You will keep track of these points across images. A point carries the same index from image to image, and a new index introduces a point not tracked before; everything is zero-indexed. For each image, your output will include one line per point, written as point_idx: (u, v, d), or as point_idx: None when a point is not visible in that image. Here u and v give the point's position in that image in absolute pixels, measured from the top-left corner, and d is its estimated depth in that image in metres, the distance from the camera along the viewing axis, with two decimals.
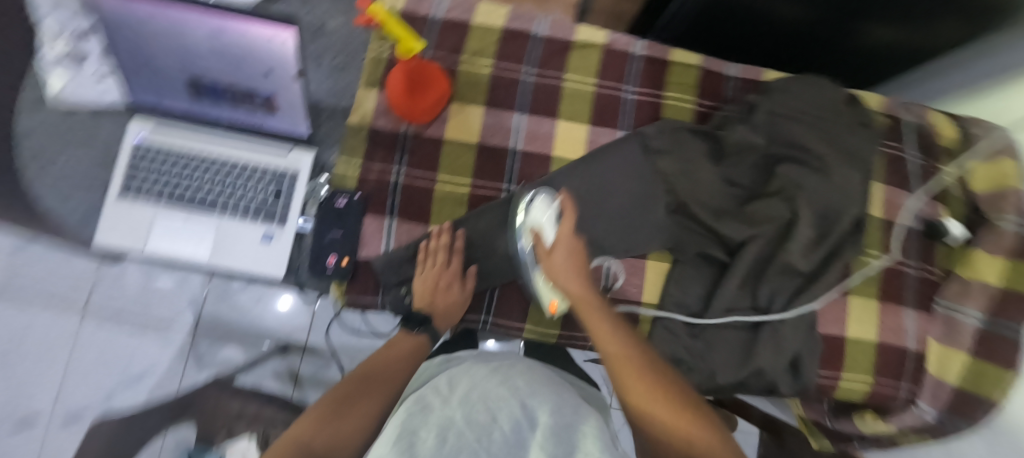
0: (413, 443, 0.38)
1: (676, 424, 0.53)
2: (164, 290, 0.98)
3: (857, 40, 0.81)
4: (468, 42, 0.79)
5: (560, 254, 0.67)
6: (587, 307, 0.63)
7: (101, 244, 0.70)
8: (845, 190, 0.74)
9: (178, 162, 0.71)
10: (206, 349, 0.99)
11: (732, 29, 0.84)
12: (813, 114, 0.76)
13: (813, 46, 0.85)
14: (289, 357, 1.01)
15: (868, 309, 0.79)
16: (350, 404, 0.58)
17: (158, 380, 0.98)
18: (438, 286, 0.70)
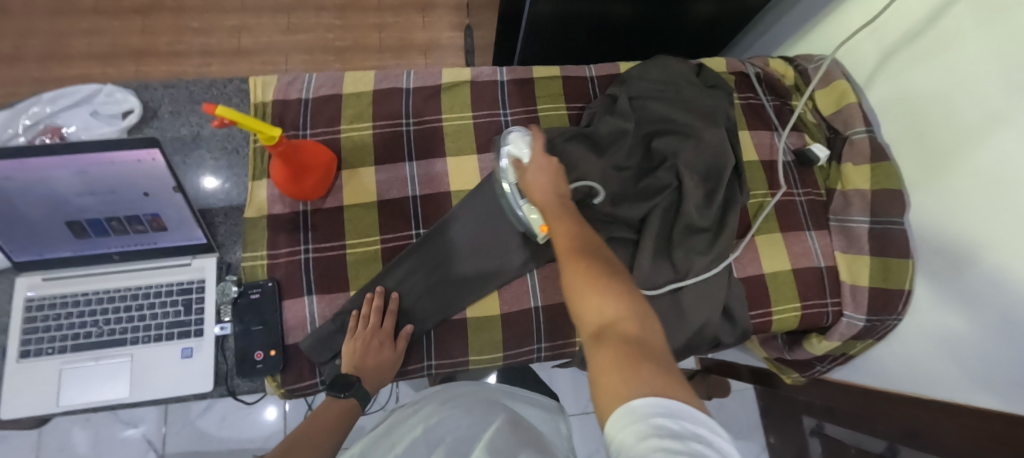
0: None
1: (599, 310, 0.49)
2: (120, 442, 1.04)
3: (687, 15, 0.90)
4: (344, 111, 0.81)
5: (533, 170, 0.68)
6: (548, 212, 0.63)
7: (9, 416, 0.66)
8: (714, 146, 0.82)
9: (77, 306, 0.69)
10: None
11: (581, 34, 0.90)
12: (667, 90, 0.85)
13: (654, 30, 0.93)
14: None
15: (774, 244, 0.85)
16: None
17: None
18: (370, 348, 0.69)
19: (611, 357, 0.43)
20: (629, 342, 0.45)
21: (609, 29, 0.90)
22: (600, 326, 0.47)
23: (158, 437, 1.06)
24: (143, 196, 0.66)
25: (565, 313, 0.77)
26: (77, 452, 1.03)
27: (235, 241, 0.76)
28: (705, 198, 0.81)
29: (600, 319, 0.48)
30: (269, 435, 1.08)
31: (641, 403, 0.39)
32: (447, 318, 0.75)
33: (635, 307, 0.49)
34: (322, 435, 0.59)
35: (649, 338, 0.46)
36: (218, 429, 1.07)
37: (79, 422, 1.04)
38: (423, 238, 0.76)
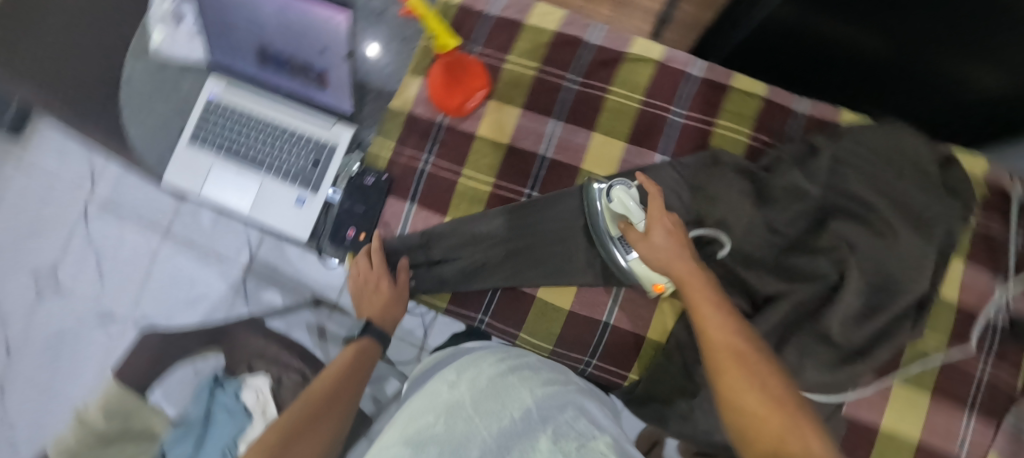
0: (425, 427, 0.50)
1: (782, 442, 0.42)
2: (228, 230, 1.27)
3: (944, 67, 0.67)
4: (518, 42, 0.77)
5: (657, 230, 0.58)
6: (707, 301, 0.52)
7: (168, 185, 0.80)
8: (911, 261, 0.64)
9: (239, 121, 0.79)
10: (256, 288, 1.25)
11: (789, 48, 0.75)
12: (888, 171, 0.67)
13: (892, 78, 0.72)
14: (319, 310, 1.23)
15: (913, 404, 0.68)
16: (307, 421, 0.57)
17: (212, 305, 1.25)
18: (372, 296, 0.73)
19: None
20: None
21: (826, 57, 0.73)
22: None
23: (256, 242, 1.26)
24: (319, 52, 0.71)
25: (632, 344, 0.72)
26: (203, 225, 1.27)
27: (373, 122, 0.78)
28: (861, 314, 0.65)
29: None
30: (329, 285, 1.23)
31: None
32: (515, 287, 0.73)
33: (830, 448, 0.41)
34: (345, 382, 0.64)
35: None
36: (298, 261, 1.25)
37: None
38: (532, 203, 0.73)
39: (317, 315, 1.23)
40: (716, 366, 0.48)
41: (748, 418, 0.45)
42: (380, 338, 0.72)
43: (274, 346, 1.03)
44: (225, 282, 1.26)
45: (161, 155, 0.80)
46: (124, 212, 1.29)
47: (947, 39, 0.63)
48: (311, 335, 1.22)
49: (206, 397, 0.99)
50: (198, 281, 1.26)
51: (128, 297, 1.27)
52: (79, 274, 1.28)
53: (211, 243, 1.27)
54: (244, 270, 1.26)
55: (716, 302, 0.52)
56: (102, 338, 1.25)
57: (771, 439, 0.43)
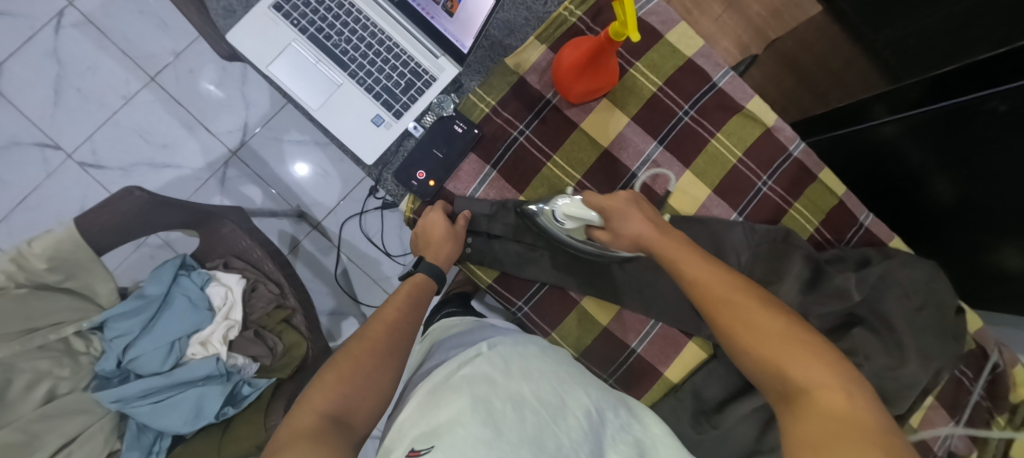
0: (492, 416, 0.41)
1: (800, 383, 0.45)
2: (231, 104, 1.12)
3: (974, 237, 0.75)
4: (650, 52, 0.75)
5: (622, 218, 0.58)
6: (697, 258, 0.53)
7: (228, 43, 0.69)
8: (908, 386, 0.72)
9: (336, 8, 0.70)
10: (237, 177, 1.12)
11: (876, 150, 0.81)
12: (913, 299, 0.74)
13: (934, 222, 0.80)
14: (299, 224, 1.14)
15: None
16: (362, 375, 0.46)
17: (182, 177, 1.11)
18: (437, 234, 0.66)
19: (838, 441, 0.40)
20: (854, 426, 0.40)
21: (897, 176, 0.80)
22: (808, 401, 0.43)
23: (253, 128, 1.13)
24: None
25: (649, 375, 0.74)
26: (202, 85, 1.11)
27: (479, 71, 0.73)
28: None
29: (804, 396, 0.44)
30: (319, 203, 1.14)
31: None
32: (564, 288, 0.72)
33: (843, 372, 0.44)
34: (405, 326, 0.53)
35: (878, 420, 0.41)
36: (298, 165, 1.14)
37: (214, 66, 1.11)
38: None
39: (296, 227, 1.14)
40: (720, 315, 0.50)
41: (758, 360, 0.47)
42: (433, 273, 0.65)
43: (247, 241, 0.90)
44: (205, 158, 1.12)
45: (229, 6, 0.68)
46: (105, 35, 1.08)
47: (994, 211, 0.70)
48: (283, 244, 1.13)
49: (168, 277, 0.86)
50: (172, 145, 1.11)
51: (81, 131, 1.08)
52: (28, 85, 1.07)
53: (204, 109, 1.11)
54: (231, 152, 1.12)
55: (699, 254, 0.54)
56: (38, 167, 1.07)
57: (784, 380, 0.45)
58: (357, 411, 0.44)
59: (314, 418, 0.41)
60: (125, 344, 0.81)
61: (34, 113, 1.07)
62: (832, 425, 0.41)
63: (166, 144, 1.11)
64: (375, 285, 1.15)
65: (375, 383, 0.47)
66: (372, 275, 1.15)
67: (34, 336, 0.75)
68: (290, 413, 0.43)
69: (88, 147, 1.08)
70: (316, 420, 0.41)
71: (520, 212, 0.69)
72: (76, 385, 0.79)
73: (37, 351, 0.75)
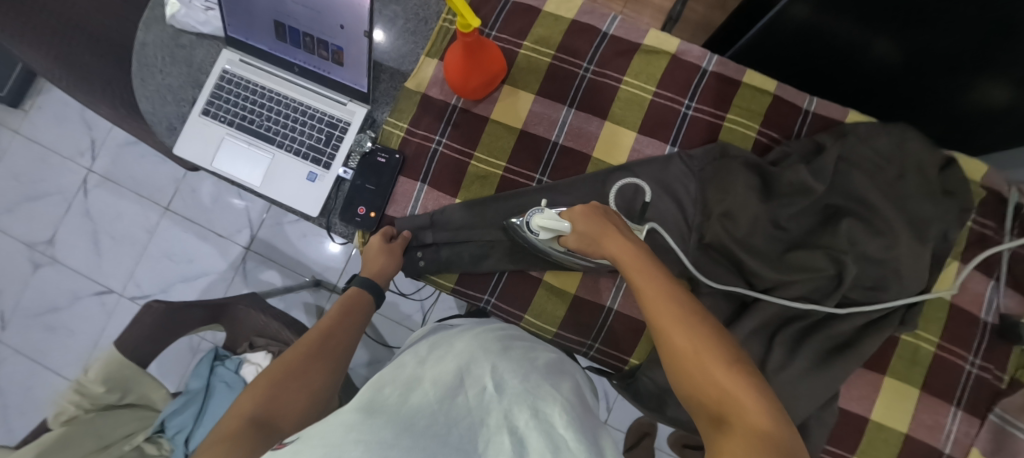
0: (373, 403, 0.41)
1: (719, 395, 0.46)
2: (230, 208, 1.26)
3: (944, 82, 0.69)
4: (535, 28, 0.78)
5: (579, 219, 0.61)
6: (649, 281, 0.54)
7: (178, 154, 0.79)
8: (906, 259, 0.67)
9: (254, 95, 0.79)
10: (255, 267, 1.25)
11: (797, 47, 0.77)
12: (888, 169, 0.69)
13: (893, 88, 0.75)
14: (318, 292, 1.24)
15: (903, 396, 0.71)
16: (291, 377, 0.52)
17: (209, 282, 1.25)
18: (375, 250, 0.71)
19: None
20: (770, 446, 0.41)
21: (832, 60, 0.76)
22: (736, 424, 0.44)
23: (255, 221, 1.25)
24: (338, 28, 0.68)
25: (634, 328, 0.74)
26: (203, 199, 1.26)
27: (387, 102, 0.79)
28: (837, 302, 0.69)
29: (729, 416, 0.45)
30: (329, 267, 1.24)
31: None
32: (523, 270, 0.74)
33: (765, 396, 0.45)
34: (338, 331, 0.60)
35: (791, 438, 0.43)
36: (299, 241, 1.25)
37: (209, 179, 1.26)
38: (542, 187, 0.74)
39: (316, 296, 1.24)
40: (668, 335, 0.50)
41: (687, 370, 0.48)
42: (368, 285, 0.68)
43: (263, 320, 1.00)
44: (223, 260, 1.25)
45: (171, 125, 0.80)
46: (121, 185, 1.27)
47: (964, 59, 0.65)
48: (309, 316, 1.23)
49: (205, 371, 0.99)
50: (196, 257, 1.25)
51: (123, 270, 1.26)
52: (74, 247, 1.27)
53: (211, 220, 1.26)
54: (243, 249, 1.25)
55: (650, 271, 0.55)
56: (97, 311, 1.25)
57: (714, 397, 0.46)
58: (284, 410, 0.50)
59: (237, 423, 0.47)
60: (185, 437, 0.92)
61: (85, 269, 1.26)
62: (749, 442, 0.42)
63: (190, 259, 1.25)
64: (399, 327, 1.18)
65: (304, 382, 0.53)
66: (392, 317, 1.18)
67: (110, 450, 0.86)
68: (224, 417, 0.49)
69: (131, 283, 1.25)
70: (241, 421, 0.47)
71: (507, 226, 0.71)
72: None
73: None
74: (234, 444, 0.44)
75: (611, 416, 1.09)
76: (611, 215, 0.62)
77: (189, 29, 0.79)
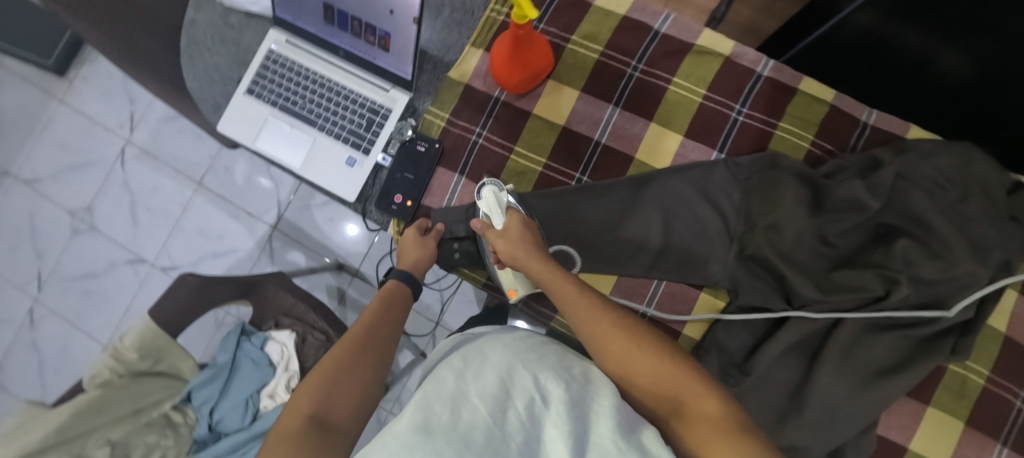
0: (427, 424, 0.41)
1: (670, 388, 0.50)
2: (263, 187, 1.27)
3: (1014, 98, 0.65)
4: (584, 23, 0.76)
5: (504, 240, 0.63)
6: (578, 302, 0.56)
7: (221, 132, 0.80)
8: (961, 285, 0.64)
9: (298, 76, 0.79)
10: (282, 247, 1.26)
11: (860, 58, 0.73)
12: (951, 191, 0.65)
13: (966, 102, 0.70)
14: (340, 275, 1.25)
15: (946, 429, 0.68)
16: (342, 374, 0.51)
17: (238, 259, 1.27)
18: (410, 243, 0.70)
19: (715, 442, 0.44)
20: (726, 424, 0.46)
21: (899, 70, 0.72)
22: (693, 414, 0.47)
23: (286, 202, 1.27)
24: (387, 13, 0.68)
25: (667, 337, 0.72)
26: (237, 177, 1.28)
27: (429, 91, 0.78)
28: (884, 325, 0.66)
29: (685, 407, 0.48)
30: (352, 252, 1.25)
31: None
32: None
33: (703, 382, 0.50)
34: (382, 326, 0.58)
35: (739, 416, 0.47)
36: (327, 225, 1.26)
37: (244, 158, 1.28)
38: (582, 187, 0.73)
39: (339, 279, 1.25)
40: (606, 345, 0.53)
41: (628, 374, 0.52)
42: (406, 279, 0.67)
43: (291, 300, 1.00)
44: (252, 239, 1.27)
45: (215, 103, 0.81)
46: (159, 159, 1.30)
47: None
48: (331, 297, 1.25)
49: (233, 345, 1.01)
50: (227, 234, 1.28)
51: (157, 242, 1.29)
52: (111, 217, 1.30)
53: (244, 198, 1.28)
54: (272, 228, 1.27)
55: (576, 289, 0.57)
56: (131, 280, 1.28)
57: (666, 392, 0.50)
58: (338, 408, 0.49)
59: (298, 420, 0.47)
60: (210, 408, 0.94)
61: (123, 238, 1.29)
62: (708, 424, 0.46)
63: (222, 235, 1.28)
64: (418, 317, 1.18)
65: (353, 378, 0.52)
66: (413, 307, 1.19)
67: (140, 415, 0.89)
68: (280, 417, 0.48)
69: (163, 254, 1.28)
70: (299, 421, 0.46)
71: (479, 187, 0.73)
72: (180, 451, 0.90)
73: (145, 427, 0.88)
74: (298, 445, 0.44)
75: None
76: (531, 232, 0.64)
77: (237, 7, 0.80)
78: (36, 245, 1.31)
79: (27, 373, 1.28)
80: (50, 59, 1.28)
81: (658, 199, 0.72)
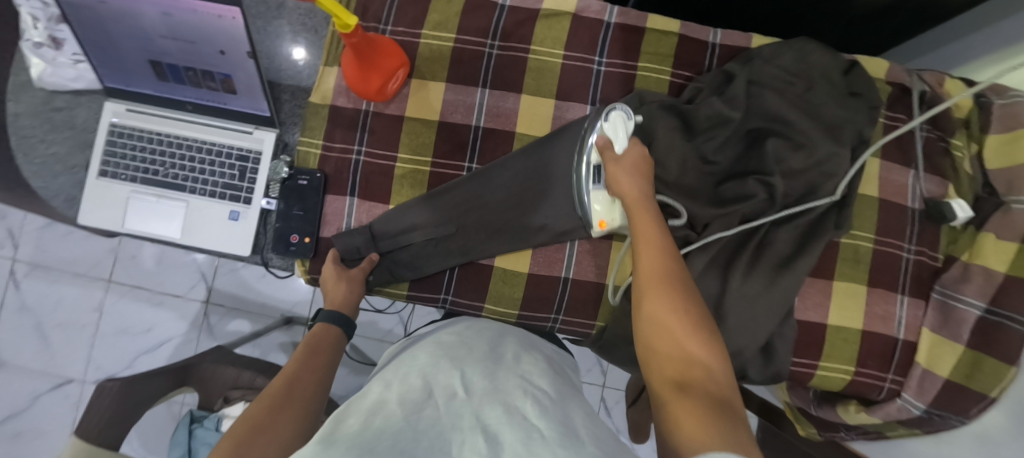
0: (333, 435, 0.41)
1: (689, 352, 0.49)
2: (173, 265, 1.19)
3: None
4: (430, 14, 0.75)
5: (626, 161, 0.63)
6: (654, 252, 0.55)
7: (85, 225, 0.74)
8: (827, 168, 0.70)
9: (152, 144, 0.73)
10: (221, 319, 1.19)
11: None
12: (798, 85, 0.70)
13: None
14: (292, 329, 1.19)
15: (852, 296, 0.74)
16: (258, 429, 0.48)
17: (178, 347, 1.18)
18: (332, 280, 0.69)
19: (701, 410, 0.44)
20: (717, 401, 0.45)
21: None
22: (692, 381, 0.47)
23: (210, 273, 1.20)
24: (219, 54, 0.65)
25: (595, 293, 0.74)
26: (147, 262, 1.19)
27: (295, 121, 0.76)
28: (778, 222, 0.71)
29: (689, 375, 0.48)
30: (297, 302, 1.20)
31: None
32: (472, 262, 0.74)
33: (721, 362, 0.49)
34: (308, 377, 0.57)
35: (730, 395, 0.47)
36: (260, 282, 1.20)
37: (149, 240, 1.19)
38: (473, 175, 0.73)
39: (290, 333, 1.19)
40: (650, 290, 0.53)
41: (662, 326, 0.51)
42: (335, 320, 0.65)
43: (231, 371, 0.94)
44: (186, 320, 1.19)
45: (69, 196, 0.74)
46: (53, 268, 1.19)
47: None
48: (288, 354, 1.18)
49: (185, 436, 0.96)
50: (154, 325, 1.18)
51: (78, 356, 1.18)
52: (16, 345, 1.18)
53: (161, 281, 1.19)
54: (205, 302, 1.19)
55: (655, 233, 0.57)
56: (65, 404, 1.18)
57: (682, 356, 0.49)
58: None
59: None
60: None
61: (38, 365, 1.18)
62: (697, 396, 0.45)
63: (151, 327, 1.18)
64: (382, 343, 1.16)
65: (274, 433, 0.48)
66: (374, 335, 1.16)
67: None
68: None
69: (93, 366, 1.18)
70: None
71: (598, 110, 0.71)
72: None
73: None
74: None
75: (606, 386, 1.12)
76: (644, 168, 0.64)
77: (63, 87, 0.73)
78: None
79: None
80: None
81: (548, 163, 0.72)
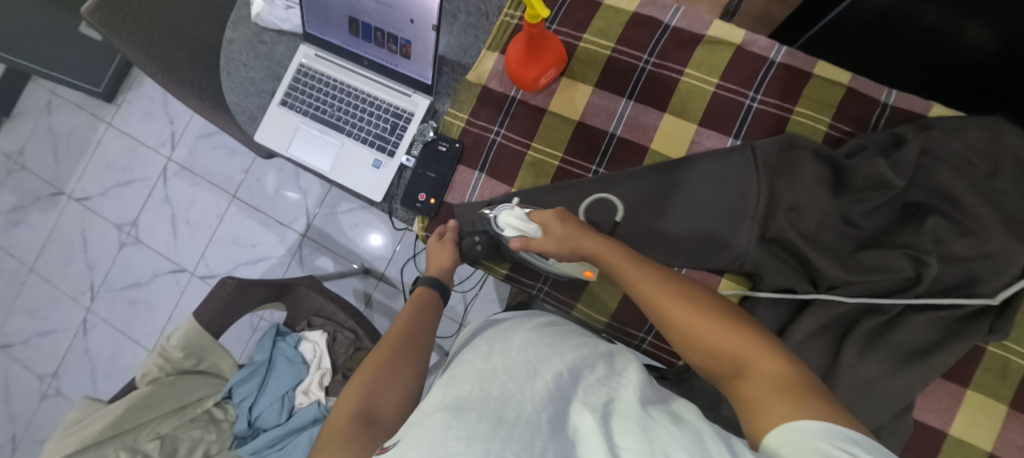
0: (460, 400, 0.42)
1: (733, 352, 0.46)
2: (292, 198, 1.33)
3: None
4: (595, 20, 0.78)
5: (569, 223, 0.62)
6: (635, 275, 0.54)
7: (258, 141, 0.86)
8: (994, 263, 0.62)
9: (327, 87, 0.84)
10: (311, 253, 1.31)
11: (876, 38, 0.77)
12: (980, 166, 0.64)
13: (980, 72, 0.71)
14: (367, 279, 1.29)
15: (986, 412, 0.65)
16: (387, 372, 0.55)
17: (271, 266, 1.32)
18: (434, 248, 0.75)
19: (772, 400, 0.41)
20: (784, 382, 0.41)
21: (914, 41, 0.74)
22: (755, 375, 0.43)
23: (313, 211, 1.32)
24: (408, 22, 0.72)
25: None
26: (266, 189, 1.34)
27: (448, 93, 0.82)
28: (916, 306, 0.65)
29: (745, 369, 0.44)
30: (377, 257, 1.28)
31: (824, 428, 0.37)
32: None
33: (764, 342, 0.45)
34: (415, 325, 0.62)
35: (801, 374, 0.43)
36: (351, 232, 1.30)
37: (275, 170, 1.34)
38: (596, 178, 0.74)
39: (364, 283, 1.29)
40: (666, 316, 0.50)
41: (686, 340, 0.49)
42: (435, 283, 0.70)
43: (322, 302, 1.02)
44: (284, 247, 1.33)
45: (251, 114, 0.87)
46: (197, 174, 1.38)
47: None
48: (359, 300, 1.28)
49: (268, 345, 1.04)
50: (259, 243, 1.34)
51: (196, 252, 1.36)
52: (154, 229, 1.39)
53: (273, 208, 1.34)
54: (302, 235, 1.32)
55: (630, 265, 0.55)
56: (173, 288, 1.36)
57: (727, 357, 0.46)
58: (383, 402, 0.52)
59: (346, 419, 0.49)
60: (249, 405, 0.98)
61: (167, 251, 1.38)
62: (764, 385, 0.42)
63: (255, 244, 1.34)
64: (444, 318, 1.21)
65: (398, 373, 0.55)
66: None
67: (185, 411, 0.93)
68: (330, 415, 0.51)
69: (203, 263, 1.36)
70: (348, 415, 0.49)
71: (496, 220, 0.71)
72: (223, 446, 0.95)
73: (190, 422, 0.92)
74: (349, 438, 0.46)
75: None
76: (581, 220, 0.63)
77: (273, 27, 0.86)
78: (88, 259, 1.41)
79: (79, 373, 1.37)
80: (99, 85, 1.39)
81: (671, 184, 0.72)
